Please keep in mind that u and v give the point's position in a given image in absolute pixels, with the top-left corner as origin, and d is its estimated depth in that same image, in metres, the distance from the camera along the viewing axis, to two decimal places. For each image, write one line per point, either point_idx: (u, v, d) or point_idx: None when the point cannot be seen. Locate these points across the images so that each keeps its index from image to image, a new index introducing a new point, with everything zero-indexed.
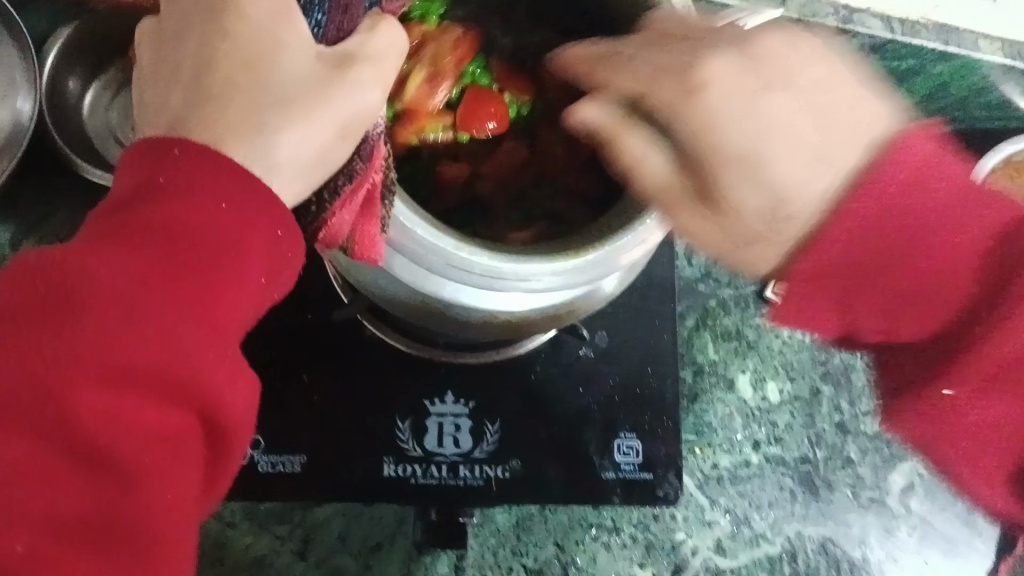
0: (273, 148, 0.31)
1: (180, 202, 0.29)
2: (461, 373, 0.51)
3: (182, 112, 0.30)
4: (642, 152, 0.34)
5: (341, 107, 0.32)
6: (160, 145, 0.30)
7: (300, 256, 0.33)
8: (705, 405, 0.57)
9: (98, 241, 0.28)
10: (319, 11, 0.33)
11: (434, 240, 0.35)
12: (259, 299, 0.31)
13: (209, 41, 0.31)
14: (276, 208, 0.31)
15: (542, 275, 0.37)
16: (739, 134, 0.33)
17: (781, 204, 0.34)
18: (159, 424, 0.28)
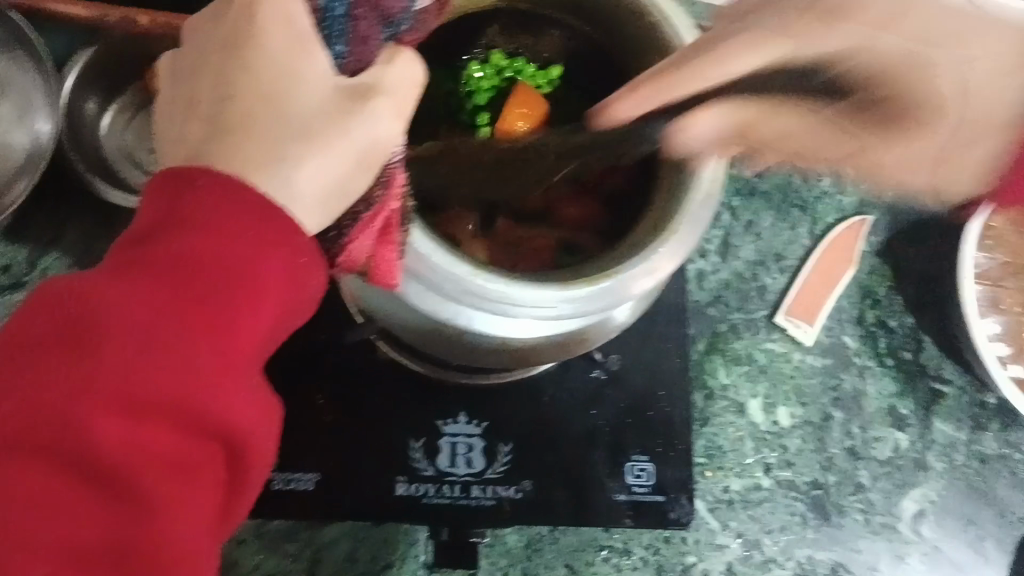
0: (294, 176, 0.31)
1: (202, 230, 0.29)
2: (472, 395, 0.51)
3: (206, 139, 0.31)
4: None
5: (360, 137, 0.33)
6: (182, 174, 0.30)
7: (319, 282, 0.33)
8: (716, 428, 0.57)
9: (121, 270, 0.29)
10: (338, 43, 0.34)
11: (451, 265, 0.36)
12: (278, 325, 0.32)
13: (234, 68, 0.32)
14: (295, 236, 0.31)
15: (555, 302, 0.37)
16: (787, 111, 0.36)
17: None
18: (179, 453, 0.29)
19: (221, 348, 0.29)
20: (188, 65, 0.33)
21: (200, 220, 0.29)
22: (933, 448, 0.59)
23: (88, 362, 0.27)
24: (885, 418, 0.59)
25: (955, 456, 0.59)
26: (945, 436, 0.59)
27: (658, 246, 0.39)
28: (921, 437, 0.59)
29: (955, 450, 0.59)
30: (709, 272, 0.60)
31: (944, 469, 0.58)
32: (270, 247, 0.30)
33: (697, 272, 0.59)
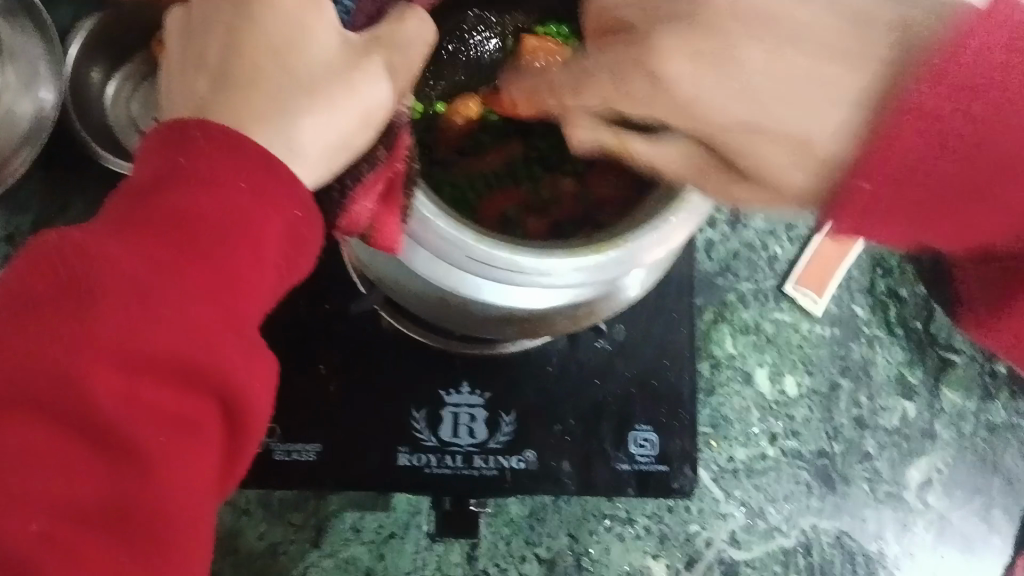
0: (294, 130, 0.31)
1: (198, 185, 0.29)
2: (476, 365, 0.51)
3: (203, 97, 0.31)
4: (645, 146, 0.35)
5: (366, 95, 0.32)
6: (179, 129, 0.30)
7: (317, 240, 0.33)
8: (723, 398, 0.57)
9: (121, 225, 0.29)
10: (345, 2, 0.34)
11: (455, 233, 0.35)
12: (276, 286, 0.32)
13: (230, 28, 0.32)
14: (291, 192, 0.31)
15: (562, 271, 0.37)
16: (729, 102, 0.31)
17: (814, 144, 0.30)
18: (181, 407, 0.29)
19: (221, 303, 0.29)
20: (192, 18, 0.33)
21: (201, 175, 0.29)
22: (941, 417, 0.58)
23: (90, 312, 0.27)
24: (894, 388, 0.58)
25: (963, 425, 0.58)
26: (954, 405, 0.58)
27: (670, 216, 0.38)
28: (930, 407, 0.58)
29: (964, 419, 0.58)
30: (717, 242, 0.59)
31: (953, 438, 0.58)
32: (271, 203, 0.30)
33: (705, 241, 0.59)
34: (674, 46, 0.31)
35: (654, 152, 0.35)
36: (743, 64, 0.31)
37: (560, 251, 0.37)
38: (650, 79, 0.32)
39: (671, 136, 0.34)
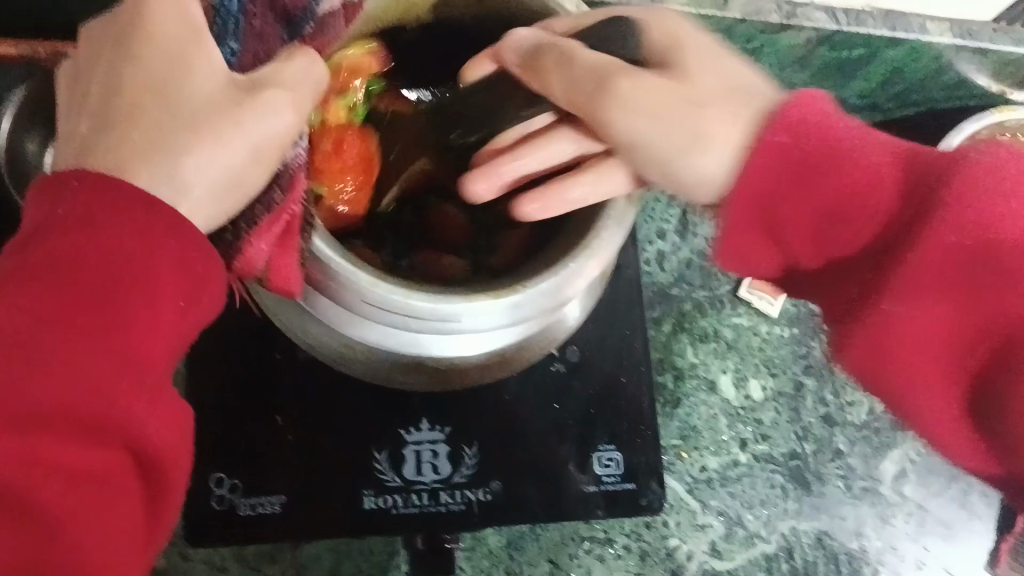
0: (179, 167, 0.31)
1: (77, 233, 0.29)
2: (432, 401, 0.50)
3: (84, 138, 0.31)
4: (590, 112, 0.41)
5: (253, 129, 0.32)
6: (57, 180, 0.30)
7: (219, 276, 0.33)
8: (689, 409, 0.56)
9: (2, 283, 0.29)
10: (233, 41, 0.35)
11: (350, 272, 0.37)
12: (179, 326, 0.31)
13: (115, 72, 0.32)
14: (179, 231, 0.31)
15: (458, 313, 0.39)
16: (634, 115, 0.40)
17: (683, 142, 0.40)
18: (83, 462, 0.28)
19: (112, 350, 0.29)
20: (79, 71, 0.33)
21: (82, 223, 0.29)
22: None
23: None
24: None
25: None
26: None
27: (569, 260, 0.40)
28: None
29: None
30: (669, 253, 0.59)
31: None
32: (157, 239, 0.30)
33: (656, 254, 0.59)
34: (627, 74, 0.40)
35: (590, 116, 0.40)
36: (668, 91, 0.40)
37: (457, 296, 0.39)
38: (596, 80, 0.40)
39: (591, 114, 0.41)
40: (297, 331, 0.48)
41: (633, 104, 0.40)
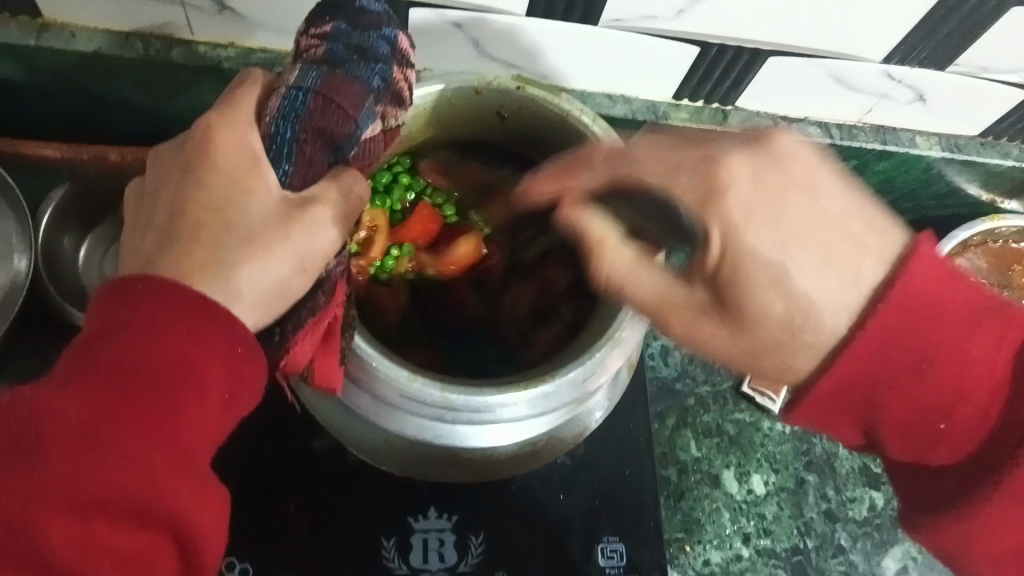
0: (233, 277, 0.34)
1: (140, 334, 0.32)
2: (443, 491, 0.52)
3: (151, 250, 0.34)
4: (626, 270, 0.40)
5: (301, 246, 0.35)
6: (126, 284, 0.33)
7: (262, 374, 0.35)
8: (693, 502, 0.57)
9: (69, 378, 0.31)
10: (286, 163, 0.37)
11: (391, 370, 0.41)
12: (223, 417, 0.34)
13: (180, 189, 0.35)
14: (231, 333, 0.33)
15: (491, 405, 0.42)
16: (769, 249, 0.36)
17: (829, 265, 0.37)
18: (133, 547, 0.31)
19: (161, 444, 0.31)
20: (148, 188, 0.37)
21: (141, 326, 0.32)
22: None
23: (38, 468, 0.30)
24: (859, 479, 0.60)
25: None
26: None
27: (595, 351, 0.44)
28: None
29: None
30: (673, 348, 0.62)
31: None
32: (209, 341, 0.33)
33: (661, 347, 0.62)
34: (737, 168, 0.37)
35: (633, 276, 0.40)
36: (795, 216, 0.37)
37: (489, 389, 0.43)
38: (710, 193, 0.37)
39: (660, 272, 0.40)
40: (332, 420, 0.50)
41: (758, 222, 0.36)
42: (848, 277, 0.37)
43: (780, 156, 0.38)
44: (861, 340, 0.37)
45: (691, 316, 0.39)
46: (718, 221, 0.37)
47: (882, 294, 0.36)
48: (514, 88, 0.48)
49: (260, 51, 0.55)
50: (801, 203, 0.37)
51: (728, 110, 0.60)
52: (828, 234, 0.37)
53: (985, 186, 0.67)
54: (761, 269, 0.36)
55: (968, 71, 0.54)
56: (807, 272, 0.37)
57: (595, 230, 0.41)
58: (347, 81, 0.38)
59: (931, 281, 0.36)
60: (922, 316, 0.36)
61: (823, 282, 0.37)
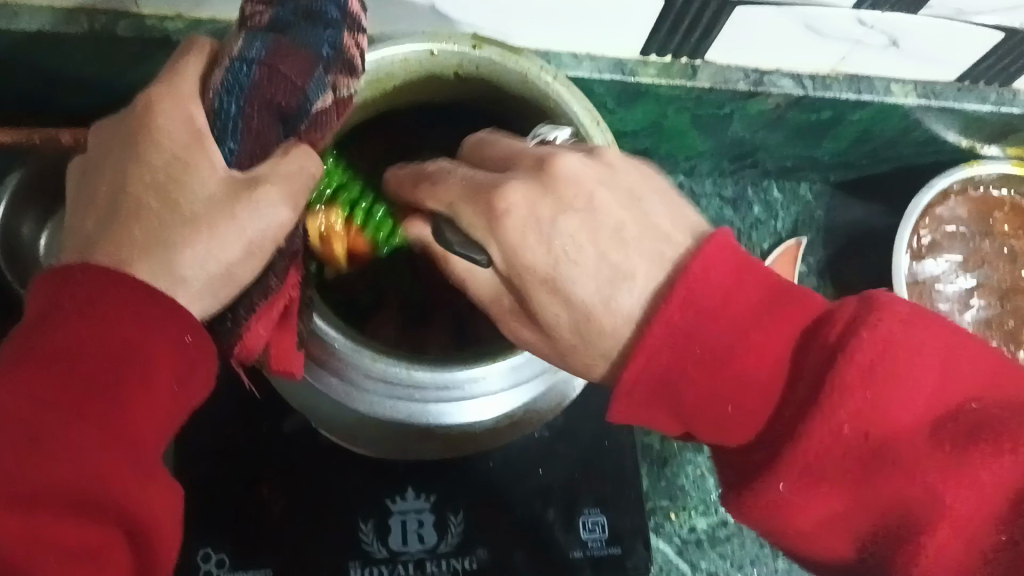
0: (179, 261, 0.32)
1: (79, 323, 0.29)
2: (419, 470, 0.50)
3: (92, 235, 0.32)
4: (463, 267, 0.38)
5: (248, 223, 0.33)
6: (63, 271, 0.30)
7: (211, 362, 0.33)
8: (676, 469, 0.56)
9: (4, 370, 0.29)
10: (232, 139, 0.35)
11: (352, 350, 0.40)
12: (173, 407, 0.32)
13: (120, 168, 0.33)
14: (178, 319, 0.31)
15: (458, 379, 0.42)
16: (534, 253, 0.35)
17: (603, 265, 0.35)
18: (77, 543, 0.28)
19: (109, 436, 0.29)
20: (87, 166, 0.34)
21: (79, 314, 0.29)
22: None
23: None
24: None
25: None
26: None
27: None
28: None
29: None
30: None
31: None
32: (156, 327, 0.31)
33: None
34: (515, 199, 0.35)
35: (467, 274, 0.38)
36: (553, 225, 0.35)
37: (456, 364, 0.42)
38: (494, 218, 0.35)
39: (486, 274, 0.37)
40: (302, 406, 0.49)
41: (558, 224, 0.35)
42: (625, 285, 0.34)
43: (553, 176, 0.36)
44: (673, 327, 0.33)
45: (514, 321, 0.38)
46: (519, 244, 0.35)
47: (672, 283, 0.33)
48: (471, 48, 0.46)
49: (208, 20, 0.52)
50: (553, 214, 0.35)
51: (699, 63, 0.58)
52: (616, 247, 0.35)
53: (964, 133, 0.65)
54: (537, 275, 0.35)
55: (942, 14, 0.52)
56: (590, 286, 0.35)
57: (423, 242, 0.39)
58: (295, 50, 0.36)
59: (716, 279, 0.33)
60: (709, 316, 0.33)
61: (618, 290, 0.34)
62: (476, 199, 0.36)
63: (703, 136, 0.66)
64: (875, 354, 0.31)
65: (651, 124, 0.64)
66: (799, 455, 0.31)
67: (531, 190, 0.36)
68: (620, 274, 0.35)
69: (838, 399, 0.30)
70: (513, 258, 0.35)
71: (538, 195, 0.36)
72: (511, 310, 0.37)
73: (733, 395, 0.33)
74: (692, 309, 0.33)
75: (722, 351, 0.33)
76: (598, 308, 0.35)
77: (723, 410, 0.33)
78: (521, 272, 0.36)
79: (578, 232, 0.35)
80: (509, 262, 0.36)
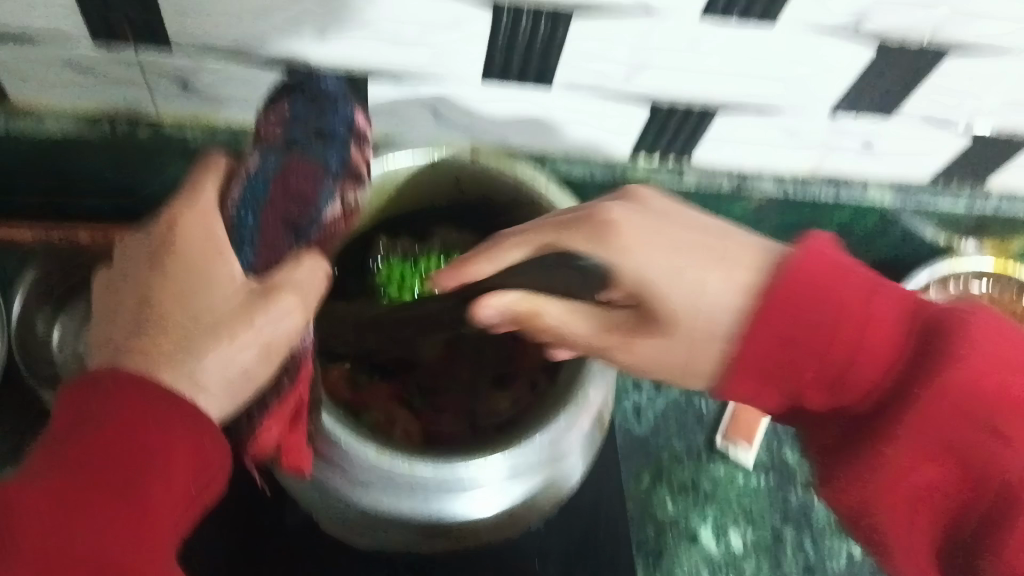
0: (199, 369, 0.34)
1: (105, 430, 0.31)
2: (417, 565, 0.51)
3: (119, 343, 0.34)
4: (561, 317, 0.41)
5: (265, 330, 0.35)
6: (92, 379, 0.32)
7: (228, 464, 0.35)
8: (671, 561, 0.58)
9: (33, 477, 0.31)
10: (250, 249, 0.38)
11: (358, 449, 0.42)
12: (190, 508, 0.33)
13: (147, 280, 0.35)
14: (199, 424, 0.33)
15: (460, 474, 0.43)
16: (654, 268, 0.40)
17: (706, 284, 0.40)
18: None
19: (129, 540, 0.31)
20: (115, 276, 0.36)
21: (107, 421, 0.31)
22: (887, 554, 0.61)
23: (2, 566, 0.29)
24: (838, 530, 0.61)
25: None
26: None
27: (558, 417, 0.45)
28: None
29: None
30: (645, 405, 0.63)
31: None
32: (177, 432, 0.32)
33: (633, 406, 0.62)
34: (620, 213, 0.41)
35: (568, 322, 0.41)
36: (653, 238, 0.41)
37: (457, 459, 0.43)
38: (603, 229, 0.41)
39: (586, 308, 0.41)
40: (307, 500, 0.49)
41: (643, 239, 0.40)
42: (733, 287, 0.40)
43: (637, 203, 0.42)
44: (761, 316, 0.39)
45: (642, 339, 0.42)
46: (644, 261, 0.40)
47: (776, 278, 0.39)
48: (469, 159, 0.49)
49: (224, 128, 0.56)
50: (654, 233, 0.41)
51: (686, 165, 0.61)
52: (719, 261, 0.40)
53: (941, 228, 0.68)
54: (653, 284, 0.40)
55: (913, 119, 0.56)
56: (716, 288, 0.40)
57: (510, 306, 0.40)
58: (305, 164, 0.39)
59: (816, 274, 0.39)
60: (819, 302, 0.38)
61: (721, 296, 0.40)
62: (590, 218, 0.41)
63: None
64: (997, 358, 0.38)
65: None
66: (928, 427, 0.38)
67: (601, 228, 0.41)
68: (733, 279, 0.40)
69: (949, 373, 0.37)
70: (636, 271, 0.40)
71: (637, 215, 0.41)
72: (649, 327, 0.41)
73: (905, 368, 0.39)
74: (792, 297, 0.39)
75: (822, 336, 0.39)
76: (711, 313, 0.40)
77: (870, 384, 0.39)
78: (632, 287, 0.41)
79: (683, 256, 0.40)
80: (635, 277, 0.40)
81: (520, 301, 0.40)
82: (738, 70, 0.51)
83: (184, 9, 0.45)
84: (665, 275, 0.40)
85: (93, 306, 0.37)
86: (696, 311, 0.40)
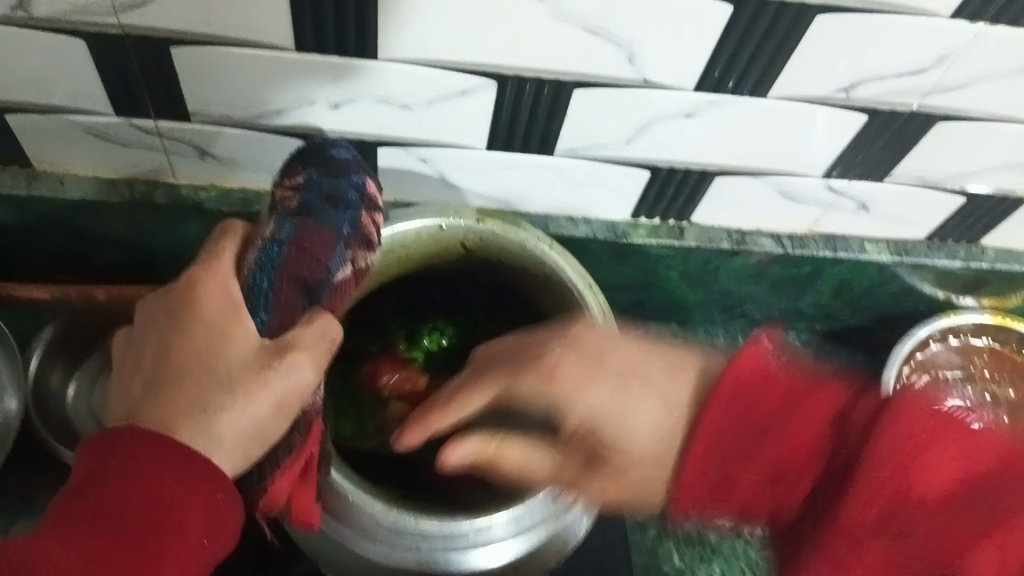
0: (214, 424, 0.35)
1: (125, 480, 0.32)
2: None
3: (137, 399, 0.35)
4: (519, 457, 0.44)
5: (278, 389, 0.37)
6: (112, 433, 0.33)
7: (237, 518, 0.36)
8: None
9: (49, 528, 0.31)
10: (263, 311, 0.40)
11: (363, 502, 0.44)
12: (200, 562, 0.34)
13: (166, 338, 0.37)
14: (213, 476, 0.34)
15: None
16: (591, 400, 0.40)
17: (610, 412, 0.40)
18: None
19: None
20: (134, 335, 0.38)
21: (126, 472, 0.32)
22: None
23: None
24: None
25: None
26: None
27: None
28: None
29: None
30: None
31: None
32: (193, 484, 0.33)
33: None
34: (595, 337, 0.43)
35: (529, 455, 0.44)
36: (598, 369, 0.41)
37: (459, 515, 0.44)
38: (582, 381, 0.41)
39: (536, 446, 0.44)
40: (314, 552, 0.51)
41: (585, 386, 0.41)
42: (655, 429, 0.39)
43: (586, 343, 0.43)
44: (710, 429, 0.36)
45: (589, 480, 0.42)
46: (583, 399, 0.41)
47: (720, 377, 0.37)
48: (477, 222, 0.51)
49: (239, 191, 0.58)
50: (600, 380, 0.41)
51: (685, 226, 0.64)
52: (648, 380, 0.40)
53: (941, 284, 0.69)
54: (606, 424, 0.40)
55: (908, 182, 0.58)
56: (648, 420, 0.39)
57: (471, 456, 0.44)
58: (318, 228, 0.42)
59: (916, 418, 0.34)
60: (742, 423, 0.36)
61: (649, 421, 0.39)
62: (574, 337, 0.43)
63: (694, 290, 0.71)
64: (954, 472, 0.34)
65: (644, 279, 0.69)
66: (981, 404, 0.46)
67: (582, 359, 0.42)
68: (662, 407, 0.39)
69: (866, 468, 0.34)
70: (585, 408, 0.41)
71: (573, 357, 0.42)
72: (593, 456, 0.41)
73: (921, 435, 0.34)
74: (732, 407, 0.36)
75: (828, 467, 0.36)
76: (624, 436, 0.40)
77: (902, 493, 0.33)
78: (586, 425, 0.41)
79: (642, 376, 0.40)
80: (584, 416, 0.41)
81: (480, 448, 0.44)
82: (734, 137, 0.53)
83: (204, 85, 0.48)
84: (634, 383, 0.40)
85: (112, 366, 0.38)
86: (621, 427, 0.40)
